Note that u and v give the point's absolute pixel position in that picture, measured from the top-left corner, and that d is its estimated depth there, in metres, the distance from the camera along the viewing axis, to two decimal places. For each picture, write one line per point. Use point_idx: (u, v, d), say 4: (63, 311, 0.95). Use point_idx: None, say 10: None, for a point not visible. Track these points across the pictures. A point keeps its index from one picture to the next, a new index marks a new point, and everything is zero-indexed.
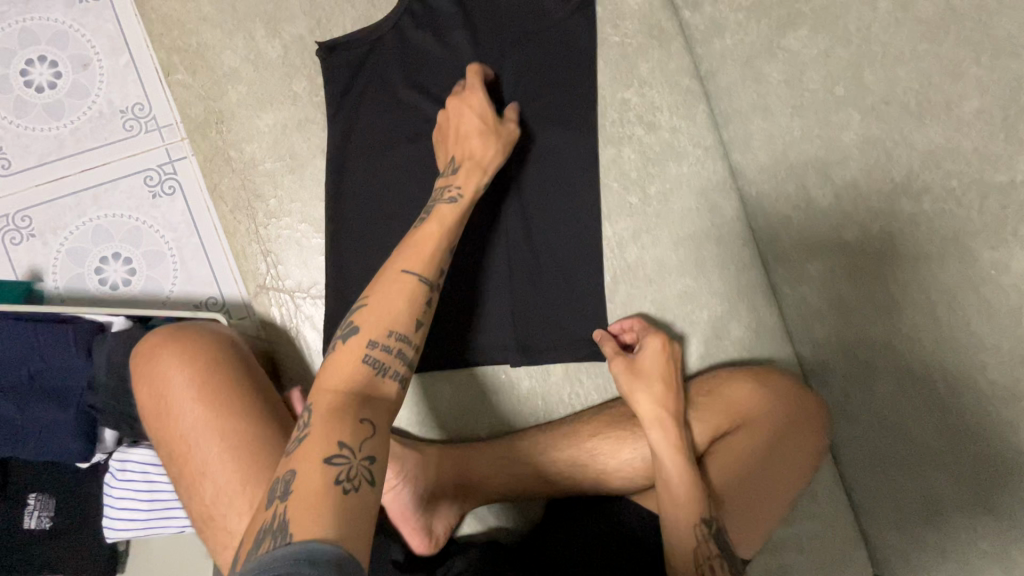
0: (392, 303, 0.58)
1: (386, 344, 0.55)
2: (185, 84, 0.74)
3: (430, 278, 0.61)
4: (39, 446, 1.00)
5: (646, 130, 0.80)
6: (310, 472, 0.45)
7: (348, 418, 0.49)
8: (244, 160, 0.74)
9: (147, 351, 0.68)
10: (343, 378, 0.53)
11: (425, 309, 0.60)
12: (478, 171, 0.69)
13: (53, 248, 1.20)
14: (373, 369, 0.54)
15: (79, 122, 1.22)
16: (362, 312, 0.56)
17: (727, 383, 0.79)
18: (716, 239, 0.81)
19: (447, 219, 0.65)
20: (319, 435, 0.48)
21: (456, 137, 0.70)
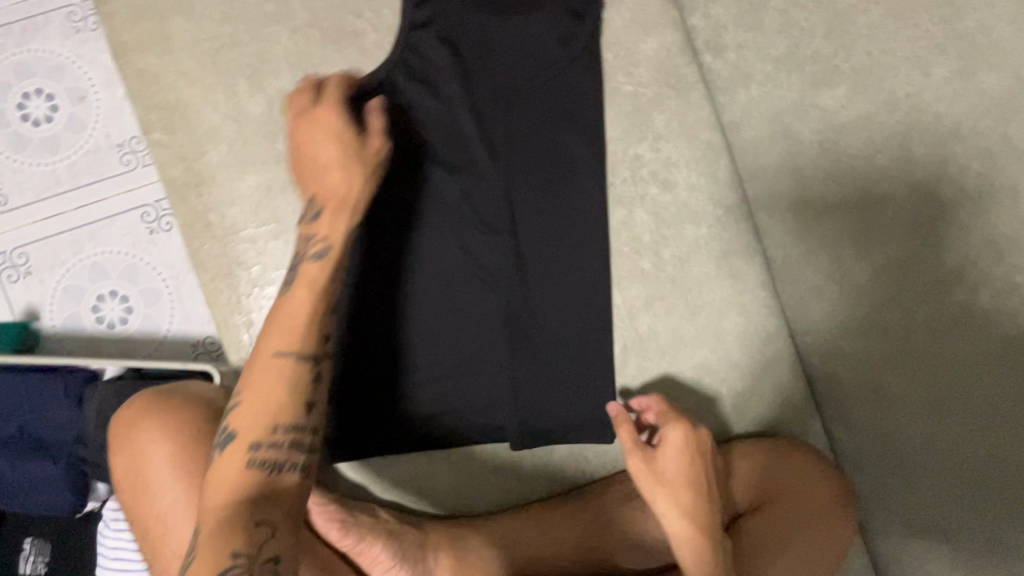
0: (269, 390, 0.52)
1: (272, 443, 0.50)
2: (163, 143, 0.69)
3: (311, 354, 0.54)
4: (33, 501, 0.96)
5: (661, 188, 0.73)
6: (223, 500, 0.47)
7: (237, 526, 0.45)
8: (226, 225, 0.69)
9: (127, 418, 0.63)
10: (225, 493, 0.48)
11: (313, 384, 0.53)
12: (341, 210, 0.59)
13: (51, 286, 1.18)
14: (262, 470, 0.49)
15: (76, 157, 1.19)
16: (237, 413, 0.51)
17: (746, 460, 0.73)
18: (738, 307, 0.74)
19: (316, 280, 0.56)
20: (206, 559, 0.44)
21: (316, 177, 0.60)
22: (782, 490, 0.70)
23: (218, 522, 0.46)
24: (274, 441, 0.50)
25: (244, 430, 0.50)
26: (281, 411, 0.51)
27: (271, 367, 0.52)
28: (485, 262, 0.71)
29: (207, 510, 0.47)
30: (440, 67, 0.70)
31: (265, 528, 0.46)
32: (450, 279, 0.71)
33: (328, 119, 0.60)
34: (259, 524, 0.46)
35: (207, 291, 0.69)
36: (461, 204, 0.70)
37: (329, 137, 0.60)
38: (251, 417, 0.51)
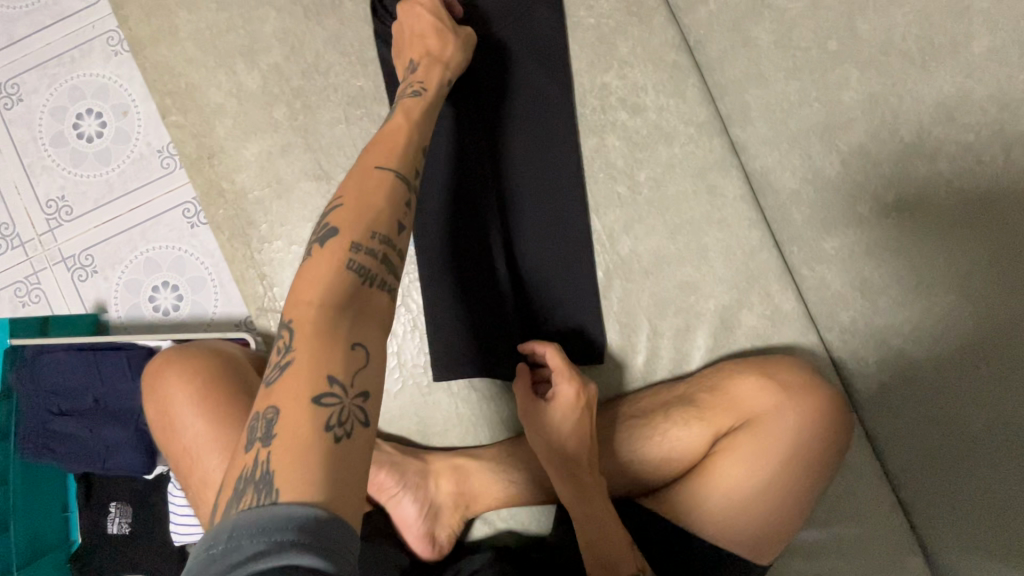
0: (369, 201, 0.53)
1: (369, 248, 0.51)
2: (178, 124, 0.78)
3: (404, 173, 0.56)
4: (106, 463, 1.09)
5: (630, 114, 0.75)
6: (321, 300, 0.47)
7: (336, 343, 0.46)
8: (236, 190, 0.77)
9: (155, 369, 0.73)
10: (319, 292, 0.48)
11: (406, 210, 0.55)
12: (437, 65, 0.67)
13: (114, 282, 1.33)
14: (357, 277, 0.50)
15: (124, 166, 1.34)
16: (338, 212, 0.52)
17: (735, 380, 0.71)
18: (719, 223, 0.75)
19: (412, 112, 0.63)
20: (306, 367, 0.44)
21: (411, 43, 0.69)
22: (764, 411, 0.67)
23: (318, 325, 0.46)
24: (371, 250, 0.51)
25: (346, 233, 0.51)
26: (379, 224, 0.53)
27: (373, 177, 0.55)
28: (469, 201, 0.75)
29: (304, 305, 0.47)
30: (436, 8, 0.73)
31: (360, 352, 0.46)
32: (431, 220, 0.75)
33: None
34: (358, 345, 0.46)
35: (225, 250, 0.78)
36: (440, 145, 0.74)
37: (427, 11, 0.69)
38: (351, 222, 0.52)
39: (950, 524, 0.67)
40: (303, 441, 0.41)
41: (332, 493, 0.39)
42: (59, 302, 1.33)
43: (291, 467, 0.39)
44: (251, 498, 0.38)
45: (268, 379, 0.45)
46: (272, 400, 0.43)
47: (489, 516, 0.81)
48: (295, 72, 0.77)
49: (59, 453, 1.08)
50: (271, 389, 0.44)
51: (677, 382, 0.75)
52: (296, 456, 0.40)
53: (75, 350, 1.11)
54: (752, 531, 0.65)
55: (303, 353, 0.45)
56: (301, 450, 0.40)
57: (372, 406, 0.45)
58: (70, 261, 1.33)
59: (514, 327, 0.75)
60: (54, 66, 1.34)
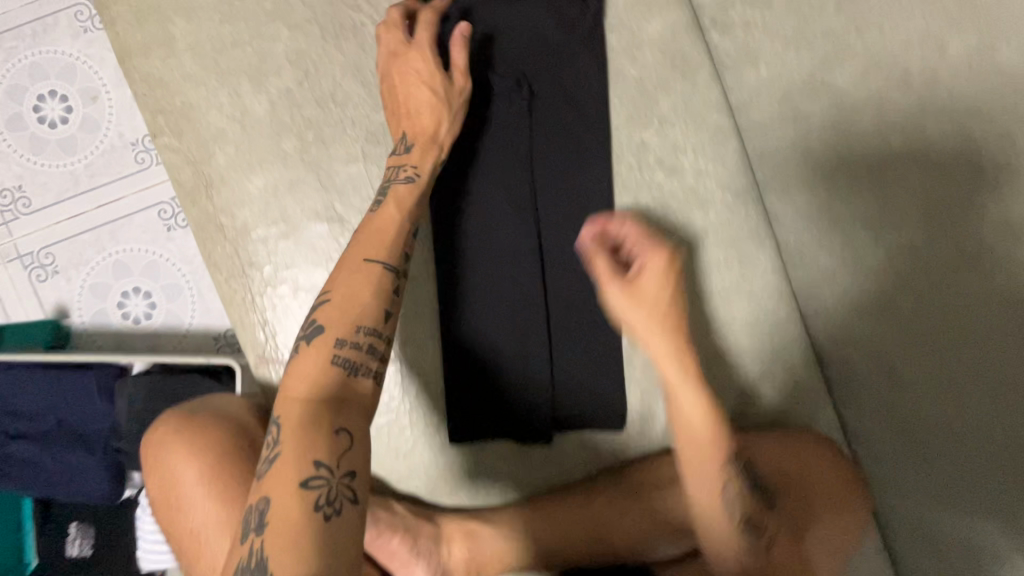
0: (356, 294, 0.54)
1: (355, 341, 0.52)
2: (171, 147, 0.70)
3: (395, 265, 0.58)
4: (72, 489, 1.02)
5: (666, 175, 0.72)
6: (307, 393, 0.49)
7: (322, 433, 0.47)
8: (236, 227, 0.70)
9: (157, 439, 0.62)
10: (309, 384, 0.50)
11: (394, 298, 0.57)
12: (433, 146, 0.65)
13: (77, 284, 1.22)
14: (345, 370, 0.51)
15: (92, 157, 1.21)
16: (324, 308, 0.53)
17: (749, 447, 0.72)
18: (748, 294, 0.73)
19: (404, 199, 0.61)
20: (292, 457, 0.46)
21: (408, 116, 0.65)
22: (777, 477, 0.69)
23: (302, 418, 0.48)
24: (355, 342, 0.52)
25: (332, 328, 0.52)
26: (364, 316, 0.54)
27: (359, 271, 0.56)
28: (496, 263, 0.73)
29: (288, 401, 0.49)
30: (502, 54, 0.70)
31: (344, 437, 0.48)
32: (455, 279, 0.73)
33: (421, 64, 0.65)
34: (340, 431, 0.48)
35: (221, 290, 0.71)
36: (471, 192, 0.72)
37: (419, 81, 0.65)
38: (338, 317, 0.53)
39: None
40: (300, 522, 0.44)
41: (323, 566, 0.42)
42: (15, 304, 1.21)
43: (285, 545, 0.43)
44: None
45: (258, 472, 0.47)
46: (263, 490, 0.46)
47: None
48: (308, 100, 0.70)
49: (19, 480, 1.00)
50: (261, 482, 0.46)
51: None
52: (287, 536, 0.43)
53: (37, 370, 1.01)
54: None
55: (287, 447, 0.47)
56: (297, 534, 0.43)
57: (359, 483, 0.47)
58: (26, 258, 1.21)
59: (531, 398, 0.73)
60: (13, 39, 1.20)
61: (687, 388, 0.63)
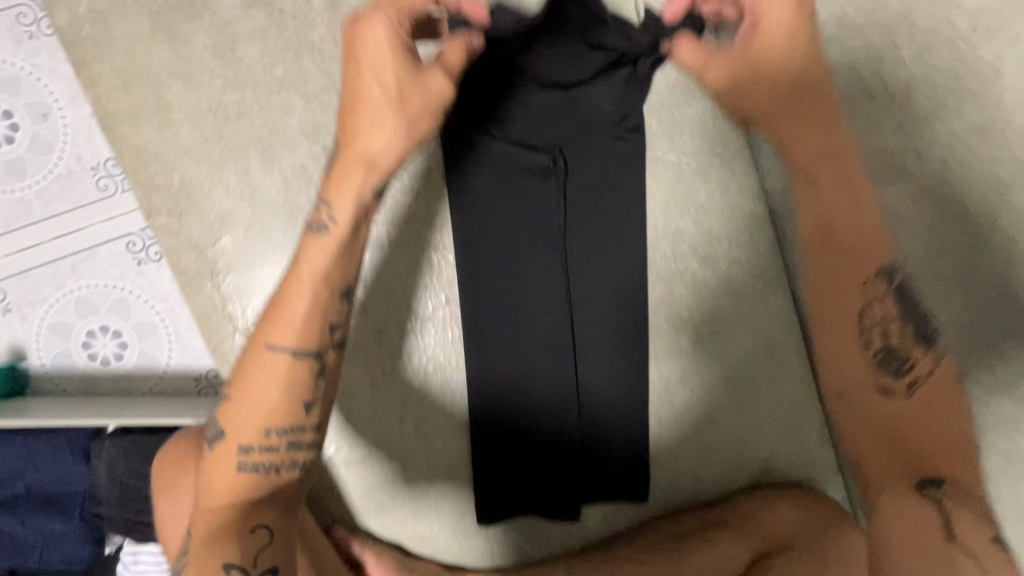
0: (265, 396, 0.49)
1: (267, 443, 0.50)
2: (170, 229, 0.63)
3: (309, 352, 0.50)
4: (48, 555, 0.95)
5: (701, 263, 0.71)
6: (220, 503, 0.49)
7: (234, 534, 0.48)
8: (247, 319, 0.64)
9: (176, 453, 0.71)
10: (223, 491, 0.50)
11: (311, 384, 0.51)
12: (362, 163, 0.49)
13: (33, 323, 1.11)
14: (257, 472, 0.50)
15: (46, 182, 1.08)
16: (228, 413, 0.51)
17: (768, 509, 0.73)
18: (774, 380, 0.74)
19: (318, 265, 0.49)
20: (201, 567, 0.48)
21: (351, 110, 0.48)
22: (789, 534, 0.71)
23: (210, 531, 0.49)
24: (268, 446, 0.50)
25: (232, 437, 0.49)
26: (275, 414, 0.50)
27: (266, 362, 0.49)
28: (529, 353, 0.69)
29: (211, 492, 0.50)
30: (519, 135, 0.65)
31: (263, 533, 0.49)
32: (485, 347, 0.69)
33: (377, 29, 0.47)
34: (257, 527, 0.49)
35: None
36: (501, 259, 0.68)
37: (374, 76, 0.47)
38: (243, 423, 0.49)
39: None
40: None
41: None
42: None
43: None
44: None
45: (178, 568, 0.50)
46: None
47: None
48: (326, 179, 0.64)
49: None
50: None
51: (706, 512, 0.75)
52: None
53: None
54: None
55: (199, 564, 0.48)
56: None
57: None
58: None
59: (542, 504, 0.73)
60: None
61: (853, 286, 0.58)
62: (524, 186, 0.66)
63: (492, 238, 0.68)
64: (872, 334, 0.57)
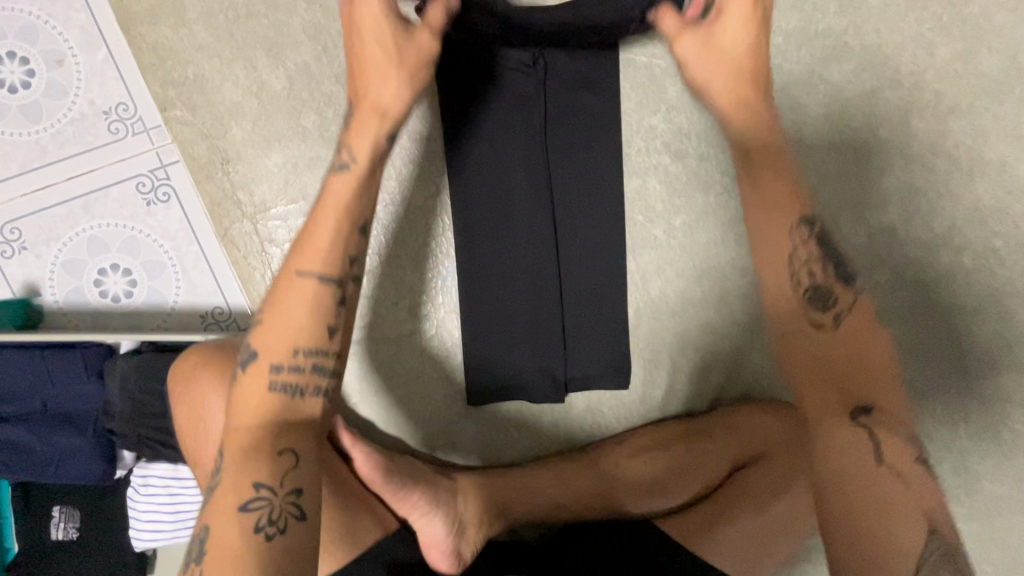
0: (292, 316, 0.53)
1: (294, 363, 0.52)
2: (184, 121, 0.69)
3: (335, 274, 0.54)
4: (61, 471, 0.99)
5: (672, 158, 0.77)
6: (251, 422, 0.51)
7: (265, 457, 0.49)
8: (255, 204, 0.70)
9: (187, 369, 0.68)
10: (252, 412, 0.51)
11: (340, 308, 0.55)
12: (376, 116, 0.58)
13: (48, 261, 1.16)
14: (287, 393, 0.52)
15: (61, 126, 1.14)
16: (262, 330, 0.53)
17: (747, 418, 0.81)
18: (743, 272, 0.80)
19: (341, 192, 0.56)
20: (231, 480, 0.49)
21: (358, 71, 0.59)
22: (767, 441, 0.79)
23: (242, 444, 0.50)
24: (295, 365, 0.52)
25: (265, 355, 0.52)
26: (302, 335, 0.52)
27: (297, 287, 0.53)
28: (515, 256, 0.75)
29: (231, 431, 0.51)
30: None
31: (289, 456, 0.50)
32: (478, 240, 0.75)
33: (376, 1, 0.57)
34: (261, 486, 0.48)
35: (242, 267, 0.71)
36: (490, 154, 0.73)
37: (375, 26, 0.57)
38: (275, 338, 0.53)
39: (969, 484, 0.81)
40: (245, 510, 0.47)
41: None
42: None
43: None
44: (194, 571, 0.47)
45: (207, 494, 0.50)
46: (205, 516, 0.49)
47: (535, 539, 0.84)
48: (327, 76, 0.70)
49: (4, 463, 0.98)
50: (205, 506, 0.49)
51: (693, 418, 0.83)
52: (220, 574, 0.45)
53: (15, 350, 0.97)
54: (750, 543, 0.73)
55: (230, 468, 0.49)
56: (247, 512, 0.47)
57: (305, 499, 0.49)
58: None
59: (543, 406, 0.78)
60: None
61: (782, 235, 0.58)
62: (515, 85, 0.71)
63: (482, 136, 0.73)
64: (805, 274, 0.57)
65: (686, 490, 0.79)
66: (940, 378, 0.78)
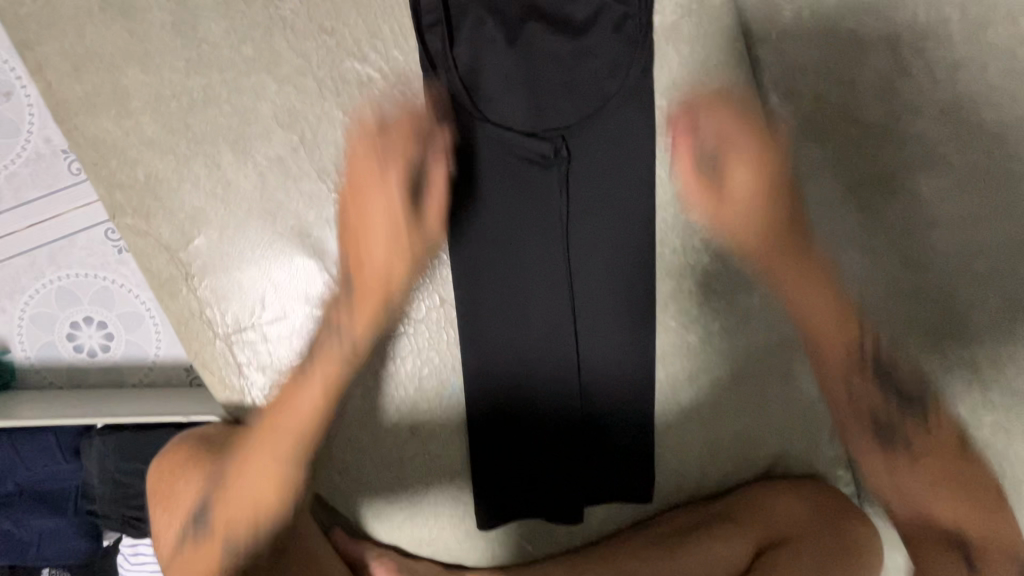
0: (394, 236, 0.56)
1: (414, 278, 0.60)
2: (137, 231, 0.58)
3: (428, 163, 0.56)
4: (43, 553, 0.94)
5: (712, 259, 0.68)
6: (371, 328, 0.58)
7: (316, 436, 0.59)
8: (229, 324, 0.60)
9: (168, 466, 0.62)
10: (315, 401, 0.58)
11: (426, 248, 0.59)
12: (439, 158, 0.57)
13: (15, 315, 1.07)
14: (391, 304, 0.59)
15: (15, 167, 1.02)
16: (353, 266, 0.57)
17: (777, 497, 0.70)
18: (783, 377, 0.71)
19: (415, 121, 0.56)
20: (278, 447, 0.57)
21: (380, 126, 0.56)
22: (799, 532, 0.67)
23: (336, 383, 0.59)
24: (421, 271, 0.60)
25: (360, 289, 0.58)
26: (393, 269, 0.56)
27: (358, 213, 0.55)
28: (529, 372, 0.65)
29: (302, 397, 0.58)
30: (514, 123, 0.60)
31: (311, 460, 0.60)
32: (485, 356, 0.65)
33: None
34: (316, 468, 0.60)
35: (215, 394, 0.62)
36: (500, 262, 0.63)
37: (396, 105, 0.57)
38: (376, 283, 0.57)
39: None
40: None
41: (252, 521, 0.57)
42: None
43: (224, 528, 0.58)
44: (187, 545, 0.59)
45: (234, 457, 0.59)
46: (225, 474, 0.58)
47: None
48: (307, 173, 0.59)
49: None
50: (227, 469, 0.59)
51: (717, 500, 0.72)
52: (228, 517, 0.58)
53: None
54: None
55: (264, 452, 0.57)
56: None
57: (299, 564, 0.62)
58: None
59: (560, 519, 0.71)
60: None
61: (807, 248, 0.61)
62: (527, 177, 0.61)
63: (491, 245, 0.62)
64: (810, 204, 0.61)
65: None
66: None
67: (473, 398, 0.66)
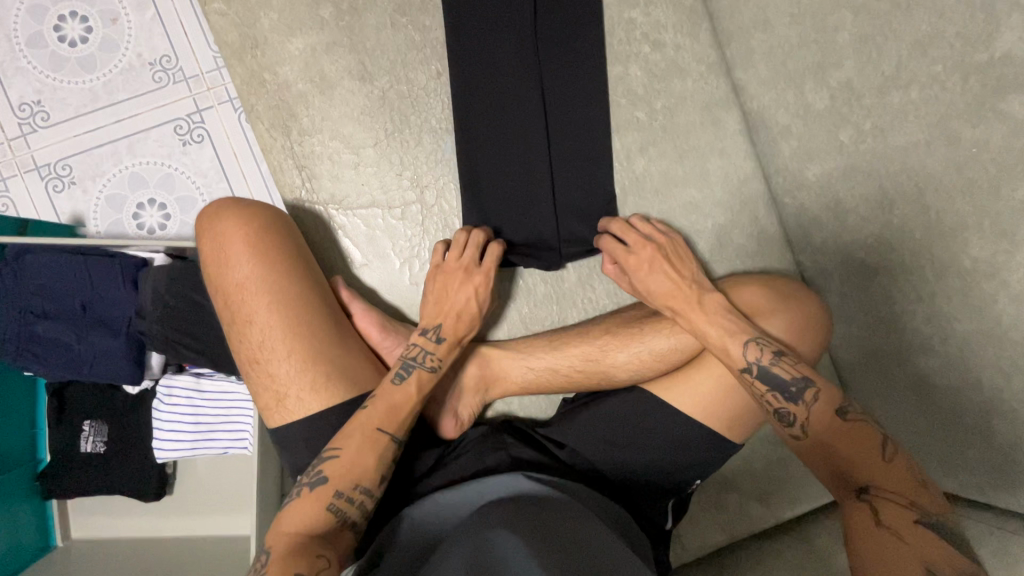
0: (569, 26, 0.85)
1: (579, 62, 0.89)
2: (221, 12, 0.82)
3: None
4: (94, 370, 1.07)
5: (651, 48, 0.90)
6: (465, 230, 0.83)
7: (447, 308, 0.78)
8: (278, 81, 0.83)
9: (212, 213, 0.75)
10: (454, 333, 0.78)
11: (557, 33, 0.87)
12: None
13: (93, 195, 1.28)
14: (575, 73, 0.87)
15: (111, 76, 1.27)
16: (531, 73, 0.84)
17: (743, 286, 0.82)
18: (720, 152, 0.93)
19: None
20: (428, 315, 0.78)
21: None
22: (767, 306, 0.78)
23: (470, 289, 0.80)
24: None
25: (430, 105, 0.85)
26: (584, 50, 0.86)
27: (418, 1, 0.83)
28: (509, 128, 0.84)
29: (470, 311, 0.79)
30: None
31: (437, 311, 0.78)
32: (475, 118, 0.84)
33: None
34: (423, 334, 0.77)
35: (272, 137, 0.83)
36: (486, 42, 0.83)
37: None
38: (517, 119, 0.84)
39: (944, 450, 0.76)
40: (322, 504, 0.61)
41: (395, 426, 0.68)
42: (30, 211, 1.26)
43: (390, 418, 0.68)
44: (307, 484, 0.63)
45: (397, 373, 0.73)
46: (369, 399, 0.69)
47: (530, 406, 0.95)
48: None
49: (42, 357, 1.05)
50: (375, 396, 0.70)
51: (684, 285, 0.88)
52: (386, 410, 0.69)
53: (59, 253, 1.07)
54: (732, 416, 0.76)
55: (431, 314, 0.78)
56: (315, 520, 0.60)
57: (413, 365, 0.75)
58: (44, 169, 1.27)
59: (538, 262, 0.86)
60: None
61: (683, 265, 0.82)
62: None
63: (479, 27, 0.83)
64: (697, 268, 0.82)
65: (670, 349, 0.82)
66: (918, 293, 0.72)
67: (469, 155, 0.84)
